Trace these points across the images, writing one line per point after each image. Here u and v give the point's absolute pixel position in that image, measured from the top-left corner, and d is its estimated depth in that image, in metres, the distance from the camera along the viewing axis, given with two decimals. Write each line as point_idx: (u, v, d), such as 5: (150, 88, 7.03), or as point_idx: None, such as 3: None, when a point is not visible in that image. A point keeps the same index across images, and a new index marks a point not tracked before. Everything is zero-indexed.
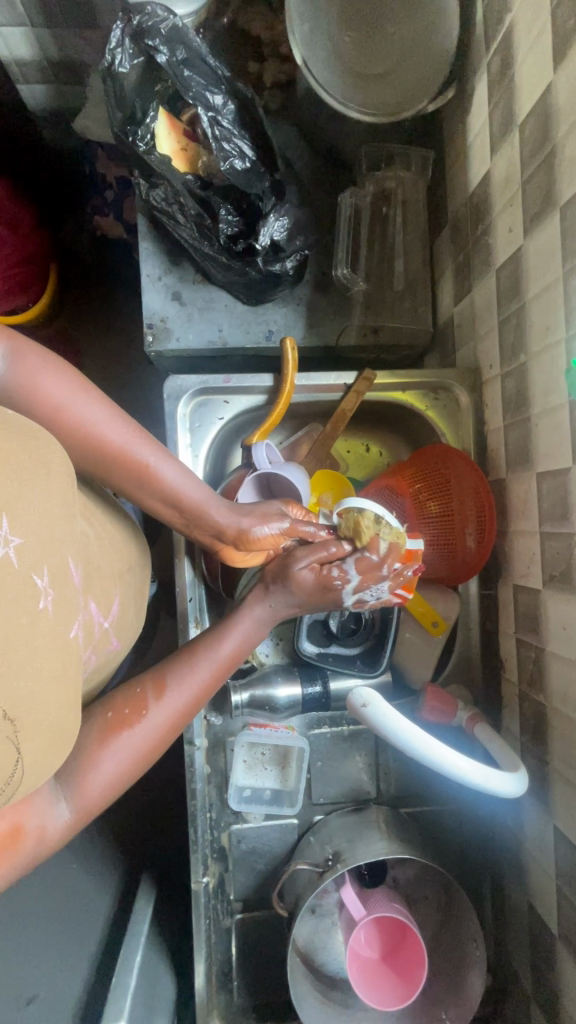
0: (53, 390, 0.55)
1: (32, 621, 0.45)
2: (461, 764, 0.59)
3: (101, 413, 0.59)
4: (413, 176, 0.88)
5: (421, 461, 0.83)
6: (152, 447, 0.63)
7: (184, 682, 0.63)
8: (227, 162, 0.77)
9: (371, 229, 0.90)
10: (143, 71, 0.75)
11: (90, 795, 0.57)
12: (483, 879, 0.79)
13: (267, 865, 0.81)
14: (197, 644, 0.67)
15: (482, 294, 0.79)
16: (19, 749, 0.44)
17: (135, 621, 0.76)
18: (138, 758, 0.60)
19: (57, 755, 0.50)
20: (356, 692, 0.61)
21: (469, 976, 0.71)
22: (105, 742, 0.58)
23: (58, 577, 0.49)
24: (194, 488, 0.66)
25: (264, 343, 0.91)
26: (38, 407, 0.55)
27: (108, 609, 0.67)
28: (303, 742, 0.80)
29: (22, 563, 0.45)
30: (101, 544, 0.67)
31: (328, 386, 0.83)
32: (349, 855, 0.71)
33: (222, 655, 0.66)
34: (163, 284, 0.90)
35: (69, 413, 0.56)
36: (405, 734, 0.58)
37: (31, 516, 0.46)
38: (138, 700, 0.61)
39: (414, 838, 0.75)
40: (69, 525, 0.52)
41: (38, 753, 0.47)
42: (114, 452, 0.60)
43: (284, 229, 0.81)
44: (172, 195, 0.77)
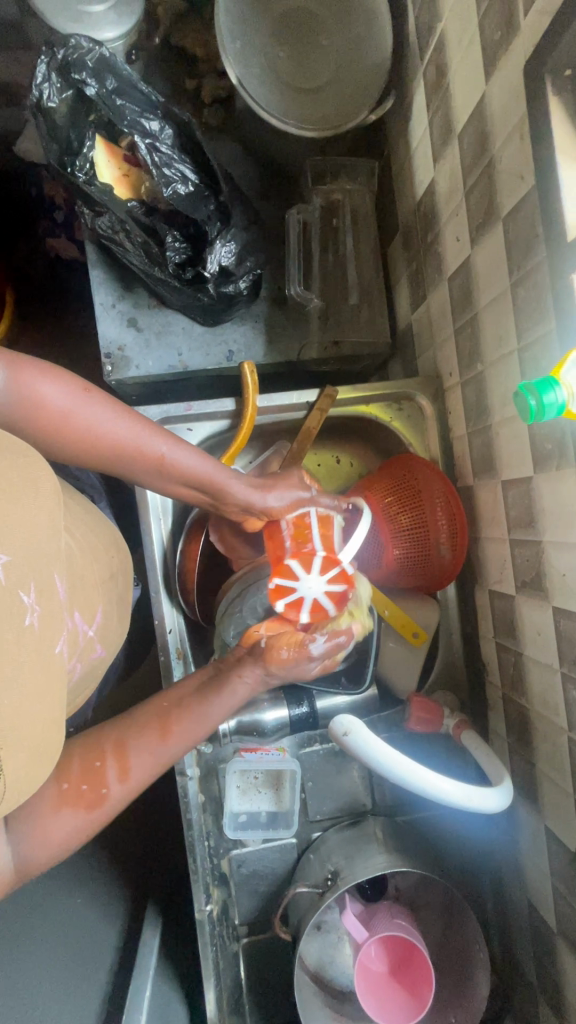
0: (55, 399, 0.53)
1: (18, 637, 0.44)
2: (444, 786, 0.58)
3: (109, 413, 0.56)
4: (360, 187, 0.88)
5: (390, 471, 0.83)
6: (164, 437, 0.61)
7: (151, 759, 0.59)
8: (169, 187, 0.75)
9: (323, 240, 0.89)
10: (74, 105, 0.74)
11: (43, 861, 0.52)
12: (484, 879, 0.80)
13: (270, 886, 0.81)
14: (172, 716, 0.61)
15: (437, 301, 0.79)
16: (3, 766, 0.43)
17: (118, 631, 0.76)
18: (92, 831, 0.56)
19: (42, 771, 0.48)
20: (337, 720, 0.60)
21: (475, 982, 0.72)
22: (57, 810, 0.53)
23: (45, 593, 0.48)
24: (213, 468, 0.64)
25: (225, 365, 0.90)
26: (44, 420, 0.53)
27: (92, 617, 0.67)
28: (294, 763, 0.81)
29: (9, 578, 0.44)
30: (83, 554, 0.66)
31: (291, 404, 0.82)
32: (348, 873, 0.72)
33: (196, 735, 0.61)
34: (118, 311, 0.89)
35: (76, 419, 0.54)
36: (388, 763, 0.57)
37: (18, 530, 0.46)
38: (98, 775, 0.56)
39: (413, 849, 0.75)
40: (56, 541, 0.51)
41: (22, 771, 0.45)
42: (128, 449, 0.58)
43: (231, 254, 0.80)
44: (117, 223, 0.76)
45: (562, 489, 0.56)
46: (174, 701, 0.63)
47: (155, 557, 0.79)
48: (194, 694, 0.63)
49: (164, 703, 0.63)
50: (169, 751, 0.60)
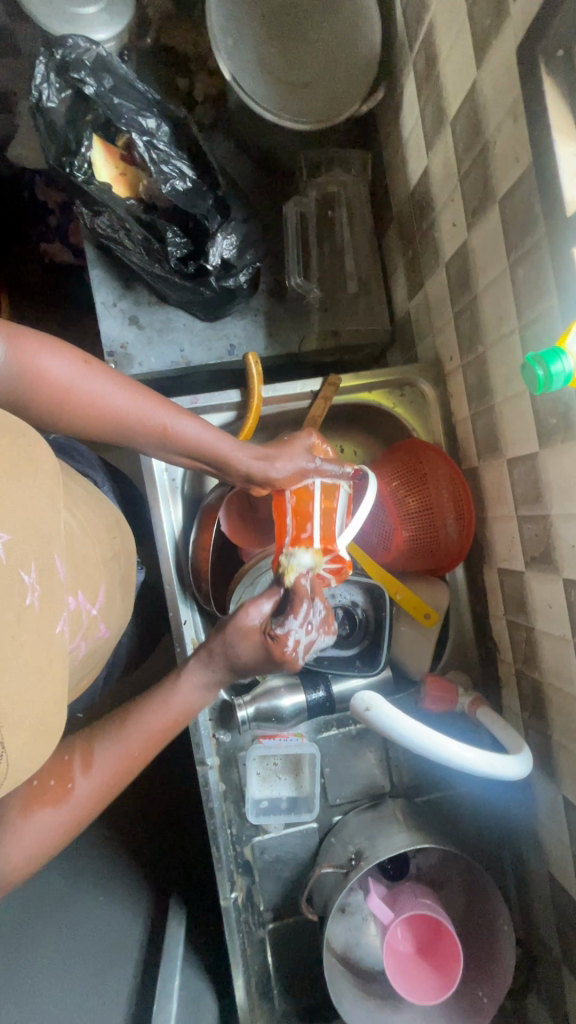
0: (57, 371, 0.53)
1: (19, 616, 0.45)
2: (466, 754, 0.59)
3: (109, 386, 0.57)
4: (354, 178, 0.89)
5: (395, 456, 0.84)
6: (165, 408, 0.62)
7: (116, 753, 0.58)
8: (168, 184, 0.76)
9: (320, 232, 0.90)
10: (72, 104, 0.75)
11: (14, 863, 0.50)
12: (503, 853, 0.81)
13: (293, 871, 0.82)
14: (139, 705, 0.62)
15: (434, 287, 0.81)
16: (5, 746, 0.42)
17: (121, 609, 0.77)
18: (60, 836, 0.53)
19: (44, 752, 0.48)
20: (358, 696, 0.59)
21: (503, 959, 0.72)
22: (28, 811, 0.51)
23: (45, 572, 0.49)
24: (216, 439, 0.65)
25: (227, 358, 0.91)
26: (47, 394, 0.54)
27: (94, 597, 0.68)
28: (313, 747, 0.82)
29: (9, 558, 0.45)
30: (83, 535, 0.67)
31: (295, 395, 0.83)
32: (370, 852, 0.73)
33: (160, 723, 0.61)
34: (119, 309, 0.90)
35: (80, 393, 0.55)
36: (412, 736, 0.58)
37: (16, 509, 0.46)
38: (65, 771, 0.55)
39: (433, 827, 0.77)
40: (56, 520, 0.52)
41: (24, 751, 0.45)
42: (133, 420, 0.59)
43: (233, 246, 0.81)
44: (117, 222, 0.77)
45: (569, 461, 0.57)
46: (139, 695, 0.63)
47: (166, 547, 0.79)
48: (156, 687, 0.63)
49: (126, 704, 0.62)
50: (133, 746, 0.59)
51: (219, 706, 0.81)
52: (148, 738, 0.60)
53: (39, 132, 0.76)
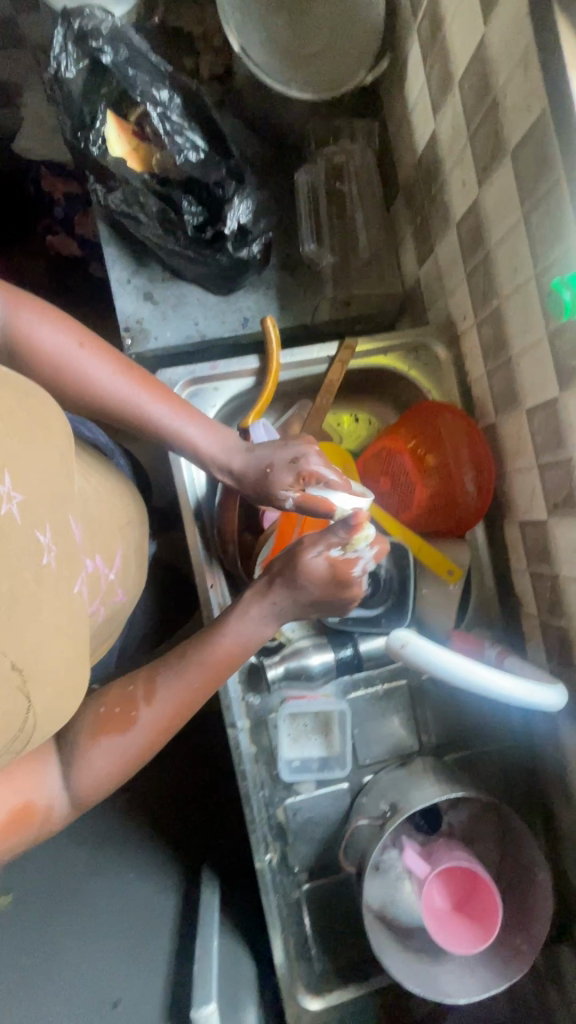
0: (49, 340, 0.59)
1: (37, 574, 0.47)
2: (503, 685, 0.59)
3: (100, 364, 0.62)
4: (360, 148, 0.91)
5: (412, 416, 0.83)
6: (151, 396, 0.65)
7: (175, 689, 0.63)
8: (182, 155, 0.78)
9: (329, 202, 0.91)
10: (89, 75, 0.76)
11: (87, 784, 0.58)
12: (534, 807, 0.82)
13: (326, 831, 0.82)
14: (194, 643, 0.66)
15: (445, 249, 0.82)
16: (28, 697, 0.46)
17: (137, 576, 0.79)
18: (132, 756, 0.61)
19: (66, 706, 0.52)
20: (393, 633, 0.59)
21: (539, 906, 0.73)
22: (97, 739, 0.60)
23: (60, 533, 0.51)
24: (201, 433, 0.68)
25: (241, 331, 0.93)
26: (39, 359, 0.60)
27: (111, 562, 0.70)
28: (342, 705, 0.82)
29: (24, 519, 0.46)
30: (97, 500, 0.69)
31: (312, 359, 0.84)
32: (404, 804, 0.74)
33: (212, 663, 0.64)
34: (134, 286, 0.91)
35: (69, 364, 0.61)
36: (448, 669, 0.58)
37: (31, 474, 0.48)
38: (130, 702, 0.62)
39: (462, 777, 0.78)
40: (67, 481, 0.54)
41: (47, 704, 0.49)
42: (119, 403, 0.63)
43: (249, 210, 0.83)
44: (132, 195, 0.78)
45: None
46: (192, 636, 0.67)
47: (191, 513, 0.82)
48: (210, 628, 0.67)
49: (183, 643, 0.67)
50: (190, 682, 0.64)
51: (248, 670, 0.82)
52: (204, 676, 0.64)
53: (56, 103, 0.77)
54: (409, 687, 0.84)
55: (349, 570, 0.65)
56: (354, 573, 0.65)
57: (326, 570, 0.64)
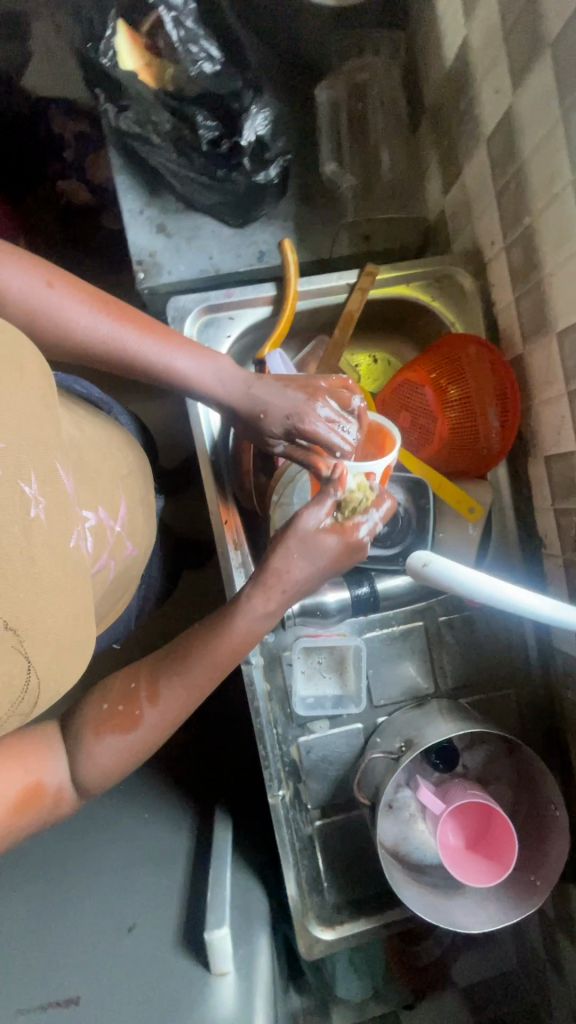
0: (16, 285, 0.55)
1: (27, 530, 0.43)
2: (537, 604, 0.55)
3: (72, 302, 0.57)
4: (384, 63, 0.86)
5: (435, 350, 0.79)
6: (132, 328, 0.60)
7: (179, 687, 0.61)
8: (195, 66, 0.75)
9: (352, 126, 0.86)
10: None
11: (93, 778, 0.58)
12: (548, 744, 0.83)
13: (339, 771, 0.82)
14: (197, 633, 0.63)
15: (473, 170, 0.78)
16: (29, 659, 0.44)
17: (145, 530, 0.77)
18: (136, 752, 0.60)
19: (74, 667, 0.50)
20: (414, 553, 0.57)
21: (557, 837, 0.73)
22: (100, 735, 0.59)
23: (48, 485, 0.46)
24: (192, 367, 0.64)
25: (256, 265, 0.88)
26: (8, 306, 0.55)
27: (116, 513, 0.68)
28: (358, 641, 0.81)
29: (7, 467, 0.42)
30: (93, 452, 0.66)
31: (331, 288, 0.81)
32: (419, 739, 0.74)
33: (218, 659, 0.61)
34: (147, 217, 0.87)
35: (41, 308, 0.56)
36: (476, 587, 0.54)
37: (6, 418, 0.43)
38: (132, 699, 0.60)
39: (476, 717, 0.77)
40: (55, 429, 0.50)
41: (52, 665, 0.47)
42: (101, 344, 0.59)
43: (267, 123, 0.79)
44: (144, 113, 0.75)
45: None
46: (199, 628, 0.63)
47: (205, 449, 0.79)
48: (216, 621, 0.62)
49: (187, 637, 0.63)
50: (194, 680, 0.61)
51: None
52: (210, 670, 0.61)
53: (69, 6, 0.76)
54: (425, 628, 0.82)
55: (354, 533, 0.62)
56: (360, 536, 0.62)
57: (327, 548, 0.61)
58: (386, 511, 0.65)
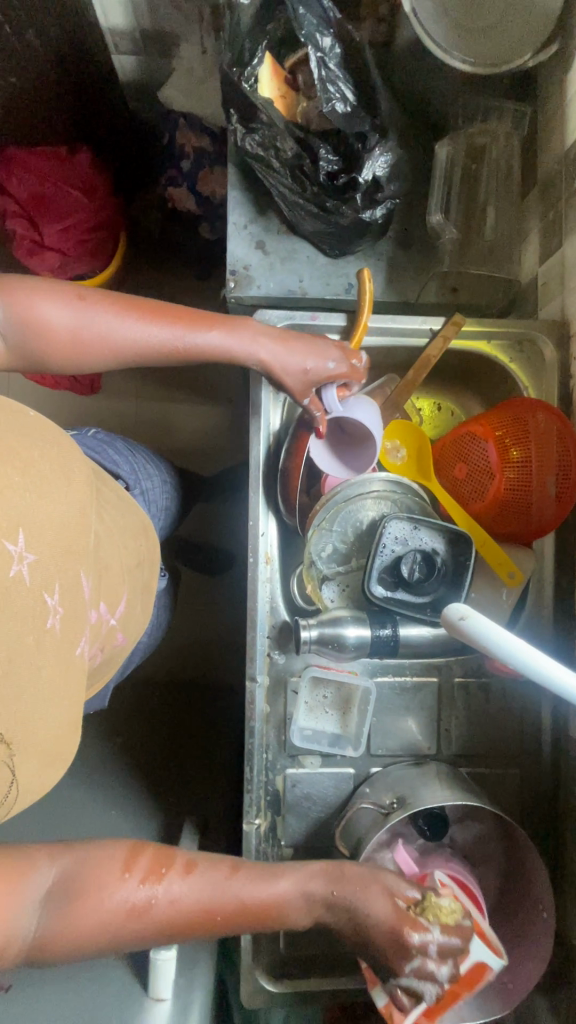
0: (58, 318, 0.62)
1: (37, 639, 0.51)
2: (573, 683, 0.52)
3: (102, 317, 0.64)
4: (505, 132, 0.88)
5: (501, 410, 0.79)
6: (158, 324, 0.66)
7: (216, 888, 0.56)
8: (329, 104, 0.78)
9: (462, 186, 0.89)
10: (259, 9, 0.77)
11: (75, 931, 0.51)
12: (545, 833, 0.78)
13: (321, 813, 0.79)
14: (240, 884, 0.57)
15: (575, 246, 0.79)
16: (15, 769, 0.49)
17: (140, 617, 0.80)
18: (131, 933, 0.53)
19: (51, 774, 0.55)
20: (452, 604, 0.54)
21: (542, 951, 0.68)
22: (117, 884, 0.53)
23: (67, 594, 0.55)
24: (225, 340, 0.69)
25: (343, 295, 0.91)
26: (51, 340, 0.63)
27: (115, 607, 0.71)
28: (369, 684, 0.79)
29: (32, 580, 0.50)
30: (111, 544, 0.70)
31: (413, 329, 0.82)
32: (413, 799, 0.70)
33: (255, 897, 0.57)
34: (248, 232, 0.91)
35: (78, 330, 0.63)
36: (511, 653, 0.52)
37: (44, 532, 0.52)
38: (159, 864, 0.56)
39: (476, 790, 0.74)
40: (84, 538, 0.59)
41: (31, 777, 0.51)
42: (138, 345, 0.66)
43: (386, 166, 0.81)
44: (269, 137, 0.79)
45: None
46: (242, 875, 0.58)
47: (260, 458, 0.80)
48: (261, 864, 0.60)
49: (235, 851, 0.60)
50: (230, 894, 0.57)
51: (278, 626, 0.81)
52: (232, 908, 0.57)
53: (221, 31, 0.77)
54: (439, 683, 0.80)
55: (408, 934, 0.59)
56: (409, 943, 0.59)
57: (377, 922, 0.60)
58: (442, 950, 0.60)
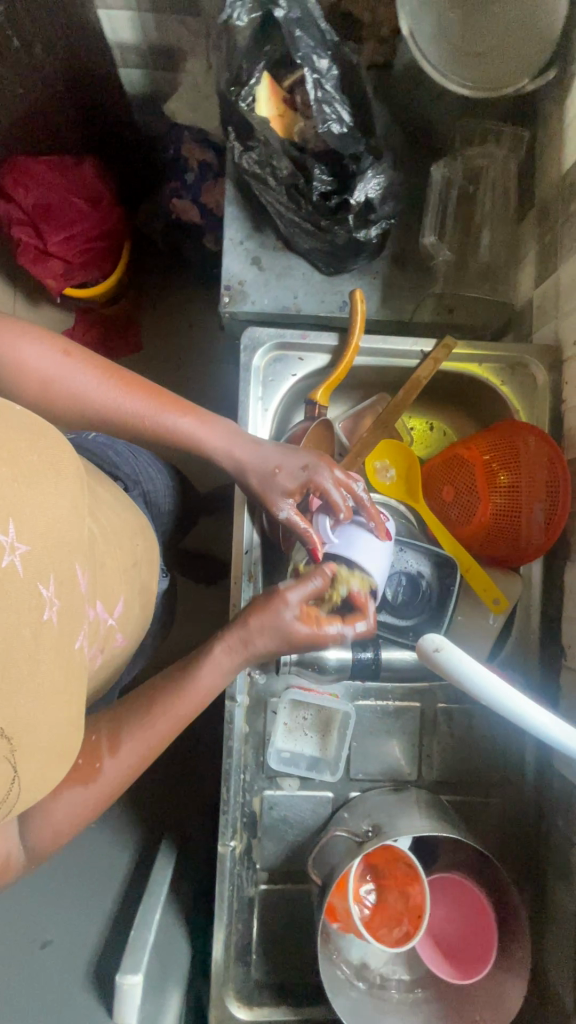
0: (38, 364, 0.57)
1: (35, 633, 0.45)
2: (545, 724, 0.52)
3: (85, 376, 0.59)
4: (503, 156, 0.89)
5: (493, 433, 0.78)
6: (146, 399, 0.62)
7: (141, 742, 0.60)
8: (325, 125, 0.78)
9: (458, 209, 0.90)
10: (257, 29, 0.77)
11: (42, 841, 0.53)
12: (525, 871, 0.76)
13: (298, 836, 0.78)
14: (166, 688, 0.63)
15: (569, 271, 0.78)
16: (15, 769, 0.45)
17: (139, 617, 0.75)
18: (93, 805, 0.57)
19: (58, 775, 0.51)
20: (427, 634, 0.52)
21: (519, 976, 0.67)
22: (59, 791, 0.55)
23: (65, 585, 0.48)
24: (205, 429, 0.66)
25: (337, 313, 0.90)
26: (29, 385, 0.57)
27: (112, 607, 0.66)
28: (348, 708, 0.78)
29: (26, 572, 0.44)
30: (104, 541, 0.64)
31: (404, 352, 0.82)
32: (389, 829, 0.69)
33: (182, 709, 0.63)
34: (244, 248, 0.91)
35: (59, 383, 0.58)
36: (484, 688, 0.51)
37: (38, 520, 0.45)
38: (92, 753, 0.59)
39: (455, 821, 0.72)
40: (79, 527, 0.51)
41: (33, 775, 0.47)
42: (119, 414, 0.61)
43: (378, 188, 0.81)
44: (266, 157, 0.79)
45: None
46: (161, 683, 0.65)
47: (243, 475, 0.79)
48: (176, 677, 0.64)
49: (151, 687, 0.64)
50: (158, 726, 0.61)
51: None
52: (169, 723, 0.62)
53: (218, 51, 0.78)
54: (421, 708, 0.79)
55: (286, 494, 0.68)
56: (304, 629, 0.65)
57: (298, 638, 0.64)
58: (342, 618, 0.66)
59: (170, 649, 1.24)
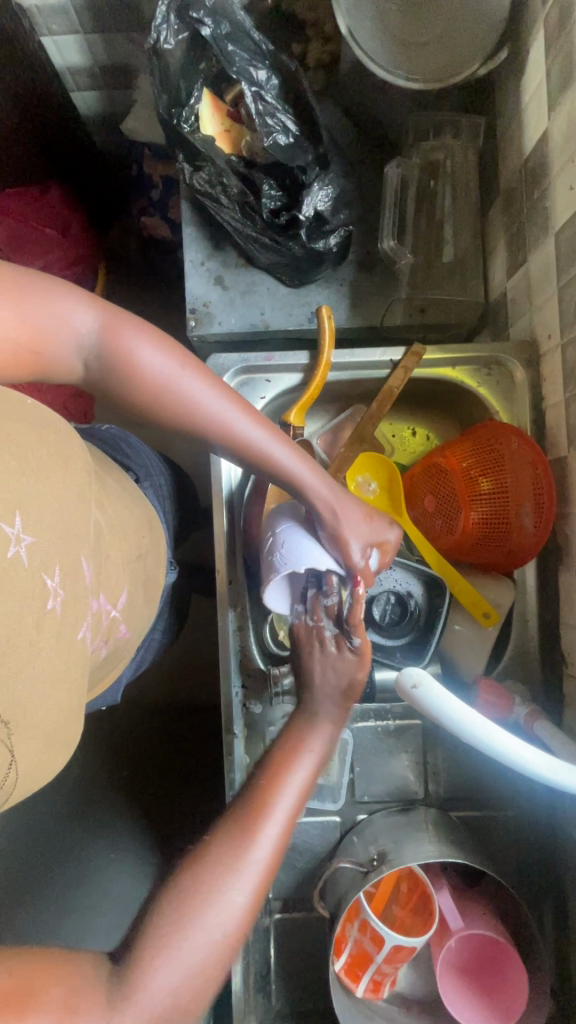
0: (153, 366, 0.51)
1: (39, 623, 0.44)
2: (524, 755, 0.53)
3: (195, 386, 0.53)
4: (461, 146, 0.85)
5: (472, 439, 0.76)
6: (254, 424, 0.56)
7: (260, 840, 0.48)
8: (270, 137, 0.75)
9: (418, 208, 0.87)
10: (187, 47, 0.75)
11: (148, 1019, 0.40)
12: (544, 888, 0.73)
13: (308, 863, 0.77)
14: (261, 783, 0.52)
15: (538, 260, 0.74)
16: (14, 750, 0.42)
17: (144, 609, 0.71)
18: (209, 959, 0.43)
19: (54, 764, 0.47)
20: (406, 670, 0.55)
21: (538, 990, 0.66)
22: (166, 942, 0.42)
23: (70, 577, 0.47)
24: (305, 470, 0.59)
25: (306, 325, 0.88)
26: (138, 388, 0.52)
27: (116, 598, 0.61)
28: (346, 733, 0.76)
29: (31, 563, 0.44)
30: (115, 536, 0.61)
31: (373, 363, 0.79)
32: (396, 855, 0.68)
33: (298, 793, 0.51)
34: (206, 269, 0.89)
35: (172, 390, 0.52)
36: (462, 719, 0.53)
37: (43, 510, 0.45)
38: (205, 872, 0.46)
39: (467, 843, 0.70)
40: (85, 522, 0.51)
41: (33, 759, 0.44)
42: (225, 434, 0.55)
43: (328, 199, 0.80)
44: (215, 176, 0.77)
45: None
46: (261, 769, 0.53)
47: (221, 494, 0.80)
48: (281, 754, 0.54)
49: (261, 778, 0.52)
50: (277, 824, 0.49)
51: (252, 674, 0.78)
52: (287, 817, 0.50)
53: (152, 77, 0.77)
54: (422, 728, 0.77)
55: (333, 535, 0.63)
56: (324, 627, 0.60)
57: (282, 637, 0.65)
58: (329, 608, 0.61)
59: (178, 674, 1.23)
